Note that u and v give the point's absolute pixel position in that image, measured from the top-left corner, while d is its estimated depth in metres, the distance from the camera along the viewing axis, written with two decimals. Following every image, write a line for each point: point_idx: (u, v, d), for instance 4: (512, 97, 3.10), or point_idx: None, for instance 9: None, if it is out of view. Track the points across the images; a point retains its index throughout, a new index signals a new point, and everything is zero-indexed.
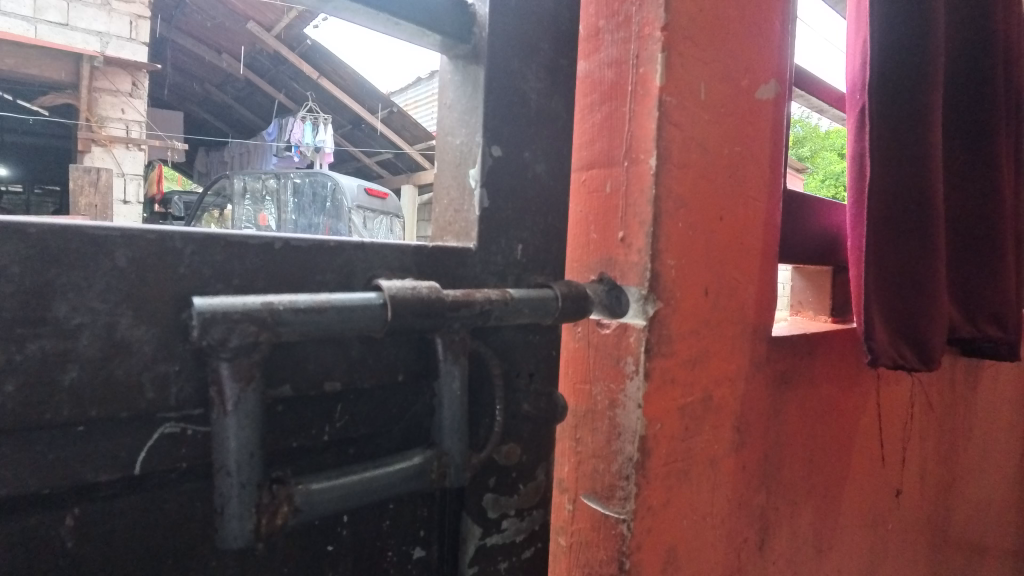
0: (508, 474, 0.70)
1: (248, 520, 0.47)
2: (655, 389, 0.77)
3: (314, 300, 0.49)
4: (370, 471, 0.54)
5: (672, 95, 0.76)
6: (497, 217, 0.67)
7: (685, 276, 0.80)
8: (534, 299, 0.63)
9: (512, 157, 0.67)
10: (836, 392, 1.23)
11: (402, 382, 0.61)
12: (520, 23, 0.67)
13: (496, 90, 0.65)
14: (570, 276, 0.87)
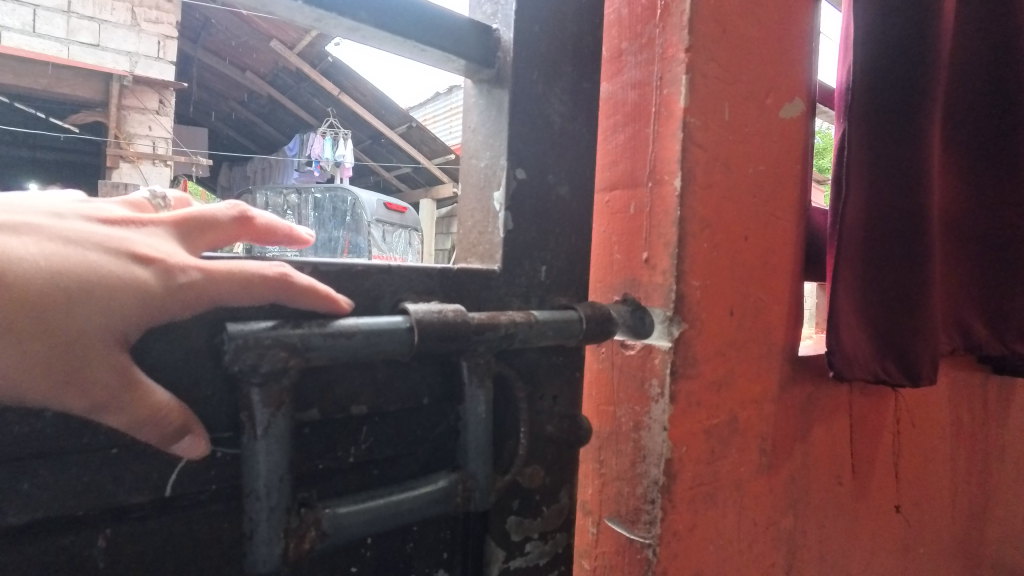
0: (531, 496, 0.70)
1: (277, 544, 0.47)
2: (680, 411, 0.76)
3: (340, 324, 0.49)
4: (397, 495, 0.55)
5: (696, 116, 0.76)
6: (521, 239, 0.67)
7: (710, 297, 0.80)
8: (558, 322, 0.63)
9: (536, 179, 0.68)
10: (866, 412, 1.20)
11: (425, 405, 0.62)
12: (544, 47, 0.68)
13: (519, 114, 0.66)
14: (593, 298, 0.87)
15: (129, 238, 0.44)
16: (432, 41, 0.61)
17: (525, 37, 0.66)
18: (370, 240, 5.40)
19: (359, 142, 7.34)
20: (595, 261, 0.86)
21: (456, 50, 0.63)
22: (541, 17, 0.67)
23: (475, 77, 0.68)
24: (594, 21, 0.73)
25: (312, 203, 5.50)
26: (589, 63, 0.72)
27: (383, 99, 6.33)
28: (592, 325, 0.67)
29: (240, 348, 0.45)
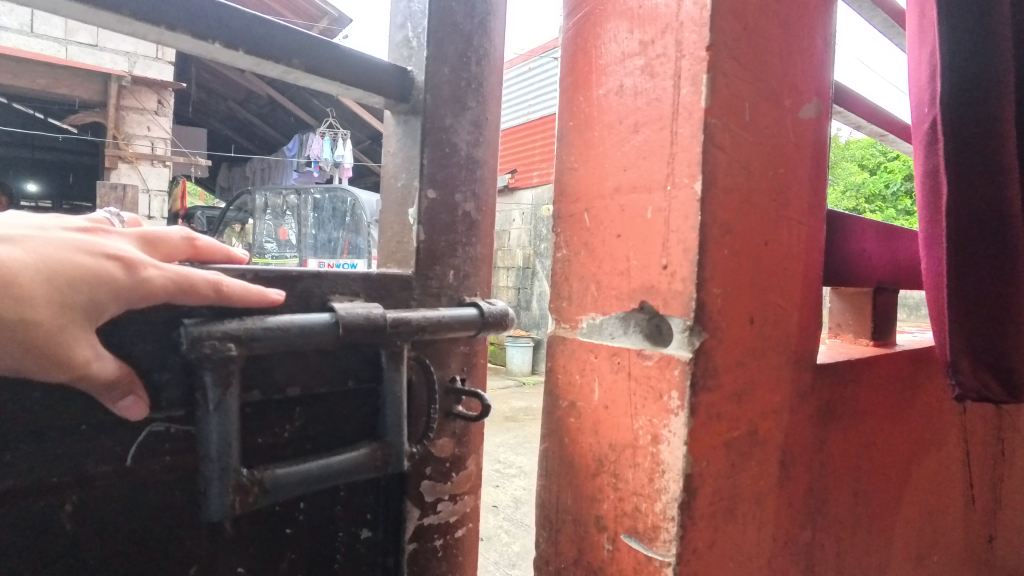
0: (442, 465, 0.82)
1: (227, 498, 0.53)
2: (701, 424, 0.73)
3: (281, 323, 0.58)
4: (328, 459, 0.61)
5: (717, 117, 0.73)
6: (433, 246, 0.79)
7: (730, 305, 0.77)
8: (463, 317, 0.75)
9: (446, 198, 0.81)
10: (880, 419, 1.18)
11: (352, 387, 0.70)
12: (450, 85, 0.80)
13: (431, 143, 0.79)
14: (601, 308, 0.84)
15: (99, 242, 0.52)
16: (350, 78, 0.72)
17: (434, 79, 0.78)
18: (370, 241, 5.38)
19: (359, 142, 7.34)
20: (605, 267, 0.82)
21: (376, 88, 0.75)
22: (449, 61, 0.80)
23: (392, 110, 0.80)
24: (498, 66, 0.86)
25: (311, 204, 5.50)
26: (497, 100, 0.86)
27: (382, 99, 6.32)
28: (490, 318, 0.78)
29: (198, 341, 0.53)
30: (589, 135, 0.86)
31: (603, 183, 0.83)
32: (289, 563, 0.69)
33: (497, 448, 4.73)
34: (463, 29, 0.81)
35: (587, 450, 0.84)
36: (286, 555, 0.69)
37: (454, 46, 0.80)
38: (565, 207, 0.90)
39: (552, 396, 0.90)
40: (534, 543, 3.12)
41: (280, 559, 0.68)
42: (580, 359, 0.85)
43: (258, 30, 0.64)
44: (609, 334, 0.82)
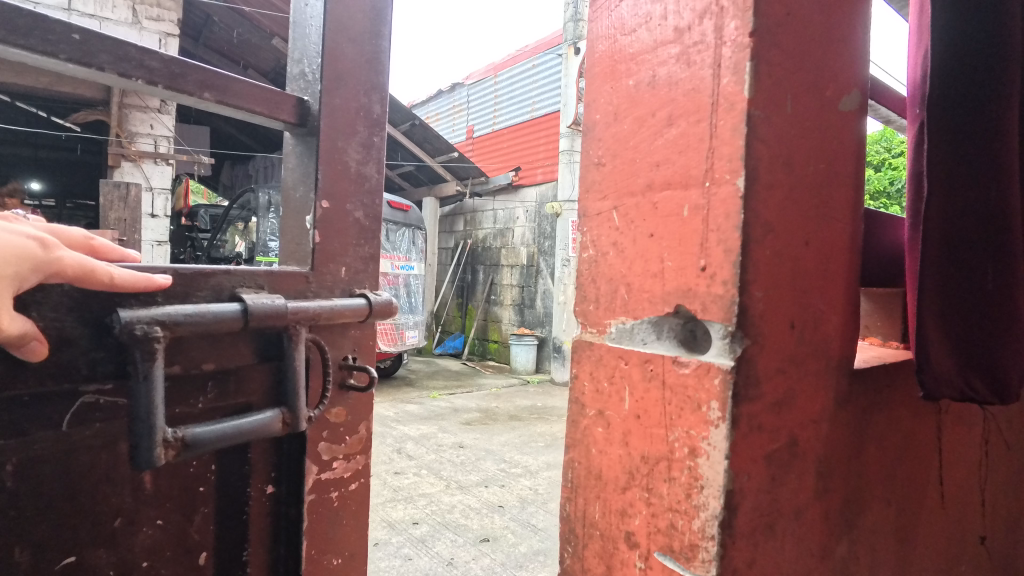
0: (338, 428, 0.93)
1: (154, 450, 0.62)
2: (742, 437, 0.69)
3: (197, 310, 0.67)
4: (239, 421, 0.72)
5: (760, 109, 0.68)
6: (326, 248, 0.90)
7: (770, 309, 0.72)
8: (353, 306, 0.88)
9: (338, 208, 0.92)
10: (911, 423, 1.12)
11: (256, 361, 0.79)
12: (342, 111, 0.92)
13: (326, 161, 0.90)
14: (627, 314, 0.79)
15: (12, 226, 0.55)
16: (254, 107, 0.82)
17: (328, 106, 0.90)
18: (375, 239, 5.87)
19: None
20: (636, 268, 0.77)
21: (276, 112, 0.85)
22: (342, 93, 0.91)
23: (291, 130, 0.90)
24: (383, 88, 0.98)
25: None
26: (380, 121, 0.97)
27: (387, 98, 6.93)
28: (376, 307, 0.92)
29: (129, 324, 0.62)
30: (618, 129, 0.81)
31: (634, 180, 0.78)
32: (203, 516, 0.77)
33: (501, 447, 4.69)
34: (356, 67, 0.93)
35: (616, 463, 0.79)
36: (200, 510, 0.76)
37: (342, 91, 0.92)
38: (591, 204, 0.85)
39: (577, 404, 0.85)
40: (541, 545, 3.07)
41: (194, 513, 0.76)
42: (608, 366, 0.81)
43: (181, 72, 0.74)
44: (640, 340, 0.78)
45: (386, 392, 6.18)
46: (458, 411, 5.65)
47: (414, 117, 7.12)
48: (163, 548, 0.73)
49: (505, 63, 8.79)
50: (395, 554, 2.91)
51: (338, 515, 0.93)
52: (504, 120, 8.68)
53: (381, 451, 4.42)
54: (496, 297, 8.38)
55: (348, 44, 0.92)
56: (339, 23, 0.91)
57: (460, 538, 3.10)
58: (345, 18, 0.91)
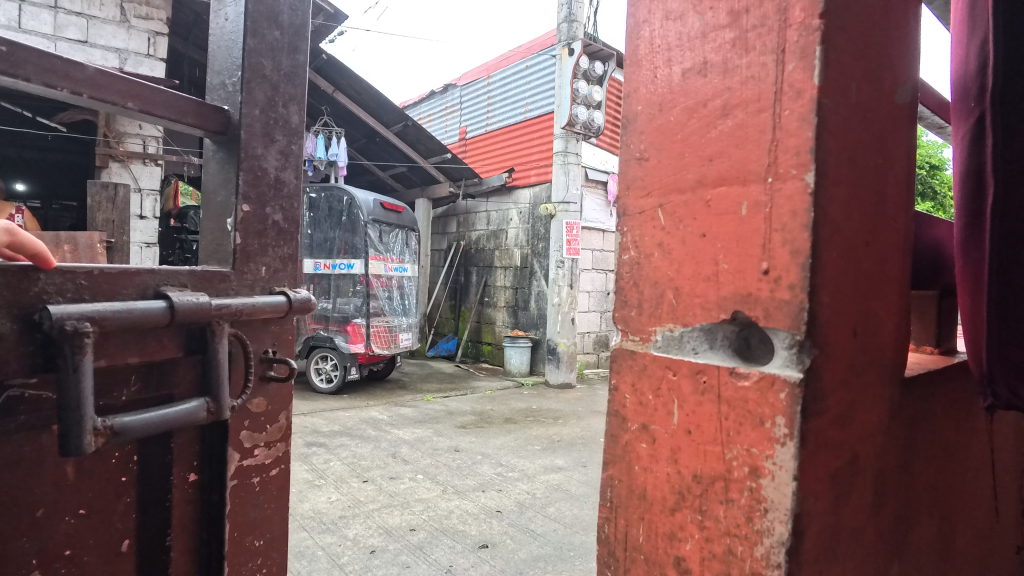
0: (258, 418, 0.98)
1: (84, 437, 0.68)
2: (810, 456, 0.63)
3: (125, 307, 0.73)
4: (165, 410, 0.78)
5: (830, 97, 0.62)
6: (246, 249, 0.96)
7: (837, 315, 0.66)
8: (274, 302, 0.94)
9: (258, 212, 0.98)
10: (953, 432, 1.07)
11: (180, 357, 0.84)
12: (261, 123, 0.98)
13: (246, 167, 0.96)
14: (669, 324, 0.74)
15: None
16: (177, 117, 0.88)
17: (247, 119, 0.96)
18: (366, 241, 5.77)
19: (356, 140, 8.30)
20: (688, 271, 0.71)
21: (196, 117, 0.91)
22: (260, 104, 0.97)
23: (211, 137, 0.96)
24: (300, 101, 1.05)
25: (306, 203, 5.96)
26: (297, 131, 1.05)
27: (377, 97, 7.09)
28: (296, 304, 0.99)
29: (59, 320, 0.66)
30: (665, 120, 0.75)
31: (684, 175, 0.72)
32: (126, 504, 0.80)
33: (497, 451, 4.62)
34: (268, 81, 0.99)
35: (665, 483, 0.73)
36: (123, 500, 0.80)
37: (264, 92, 0.98)
38: (631, 202, 0.79)
39: (618, 417, 0.79)
40: (541, 551, 3.01)
41: (118, 502, 0.79)
42: (654, 377, 0.75)
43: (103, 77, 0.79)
44: (690, 349, 0.72)
45: (380, 395, 6.09)
46: (453, 414, 5.57)
47: (406, 117, 7.25)
48: (86, 537, 0.76)
49: (498, 64, 8.73)
50: (392, 561, 2.83)
51: (258, 498, 0.98)
52: (497, 121, 8.60)
53: (376, 455, 4.33)
54: (489, 299, 8.31)
55: (268, 59, 0.99)
56: (259, 43, 0.98)
57: (459, 545, 3.03)
58: (264, 39, 0.98)
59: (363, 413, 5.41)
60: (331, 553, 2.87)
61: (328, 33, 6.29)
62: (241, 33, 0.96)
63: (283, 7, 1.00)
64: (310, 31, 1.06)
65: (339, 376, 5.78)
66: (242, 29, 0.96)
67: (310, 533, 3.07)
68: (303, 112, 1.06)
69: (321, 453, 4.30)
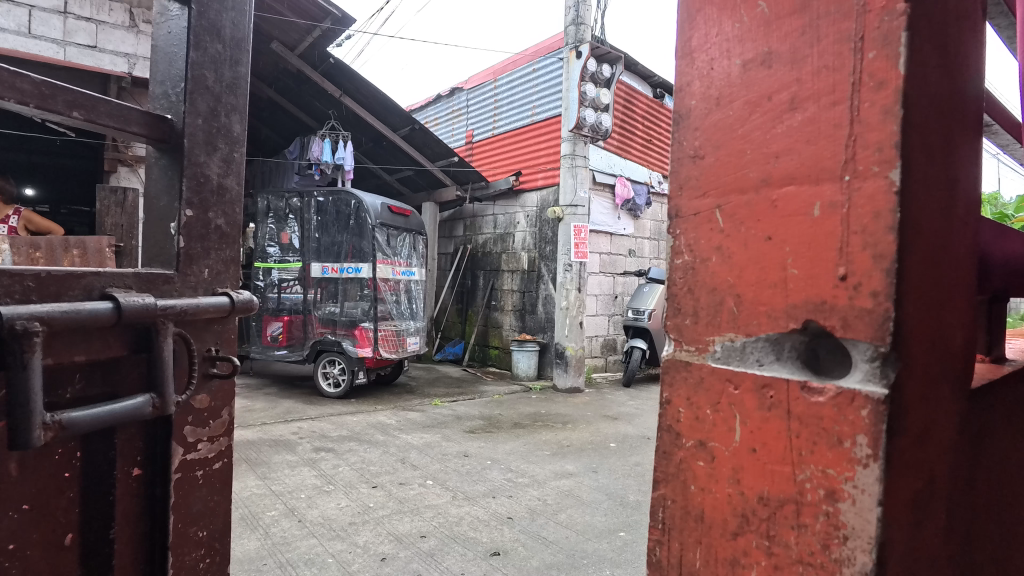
0: (201, 414, 1.03)
1: (38, 433, 0.72)
2: (895, 478, 0.58)
3: (73, 307, 0.75)
4: (113, 406, 0.82)
5: (915, 88, 0.57)
6: (189, 253, 1.00)
7: (918, 325, 0.61)
8: (215, 303, 0.99)
9: (201, 217, 1.02)
10: (1014, 445, 1.01)
11: (124, 355, 0.87)
12: (204, 132, 1.02)
13: (189, 174, 1.00)
14: (714, 338, 0.70)
15: None
16: (123, 127, 0.92)
17: (190, 128, 1.00)
18: (374, 244, 5.75)
19: (363, 144, 8.26)
20: (752, 276, 0.66)
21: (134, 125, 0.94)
22: (202, 114, 1.02)
23: (152, 144, 0.99)
24: (239, 111, 1.09)
25: (315, 207, 5.87)
26: (239, 142, 1.09)
27: (384, 101, 7.12)
28: (238, 305, 1.04)
29: (9, 320, 0.68)
30: (723, 116, 0.70)
31: (746, 175, 0.67)
32: (69, 500, 0.83)
33: (507, 456, 4.56)
34: (211, 92, 1.03)
35: (727, 505, 0.68)
36: (66, 495, 0.83)
37: (207, 102, 1.03)
38: (685, 203, 0.74)
39: (671, 433, 0.74)
40: (553, 558, 2.94)
41: (62, 497, 0.82)
42: (713, 391, 0.70)
43: (50, 93, 0.82)
44: (754, 361, 0.67)
45: (387, 400, 6.03)
46: (461, 419, 5.52)
47: (413, 121, 7.23)
48: (29, 532, 0.78)
49: (504, 67, 8.69)
50: (403, 569, 2.77)
51: (202, 491, 1.03)
52: (504, 124, 8.55)
53: (384, 461, 4.28)
54: (497, 302, 8.25)
55: (210, 71, 1.03)
56: (201, 56, 1.02)
57: (470, 552, 2.98)
58: (206, 52, 1.02)
59: (371, 418, 5.36)
60: (342, 561, 2.82)
61: (335, 37, 6.28)
62: (183, 46, 1.00)
63: (225, 22, 1.05)
64: (252, 44, 1.10)
65: (346, 380, 5.78)
66: (185, 43, 1.00)
67: (319, 540, 3.02)
68: (243, 122, 1.11)
69: (330, 458, 4.25)
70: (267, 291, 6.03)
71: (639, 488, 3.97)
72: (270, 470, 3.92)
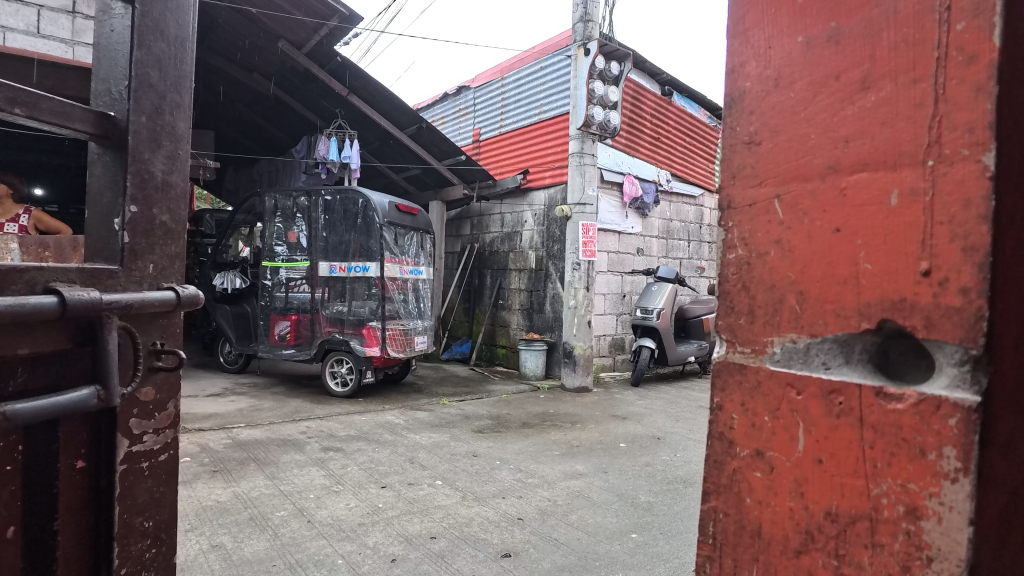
0: (146, 406, 0.90)
1: None
2: (987, 496, 0.52)
3: (13, 300, 0.67)
4: (57, 401, 0.73)
5: (1012, 64, 0.51)
6: (136, 248, 0.89)
7: (1011, 326, 0.55)
8: (162, 297, 0.88)
9: (146, 213, 0.91)
10: None
11: (66, 348, 0.78)
12: (148, 130, 0.91)
13: (132, 171, 0.89)
14: (771, 342, 0.65)
15: None
16: (65, 125, 0.81)
17: (134, 126, 0.89)
18: (381, 243, 5.67)
19: (370, 143, 8.23)
20: (818, 271, 0.61)
21: (70, 123, 0.81)
22: (147, 112, 0.90)
23: (96, 142, 0.88)
24: (182, 114, 0.98)
25: (322, 206, 5.84)
26: (183, 147, 0.98)
27: (390, 100, 7.08)
28: (184, 300, 0.93)
29: None
30: (784, 97, 0.65)
31: (811, 161, 0.62)
32: (9, 493, 0.74)
33: (516, 456, 4.51)
34: (159, 93, 0.92)
35: (788, 520, 0.63)
36: (6, 488, 0.73)
37: (153, 101, 0.91)
38: (737, 193, 0.69)
39: (723, 441, 0.69)
40: (565, 560, 2.89)
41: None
42: (773, 396, 0.64)
43: None
44: (820, 364, 0.62)
45: (395, 399, 5.99)
46: (470, 418, 5.47)
47: (421, 120, 7.18)
48: None
49: (511, 65, 8.62)
50: (413, 571, 2.73)
51: (147, 482, 0.91)
52: (511, 123, 8.49)
53: (393, 461, 4.24)
54: (504, 301, 8.21)
55: (154, 70, 0.91)
56: (146, 55, 0.90)
57: (481, 554, 2.92)
58: (151, 51, 0.91)
59: (379, 417, 5.32)
60: (351, 562, 2.77)
61: (342, 35, 6.24)
62: (126, 45, 0.88)
63: (170, 21, 0.93)
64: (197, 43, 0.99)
65: (355, 379, 5.75)
66: (128, 40, 0.88)
67: (329, 541, 2.97)
68: (186, 126, 0.99)
69: (339, 458, 4.21)
70: (275, 290, 6.00)
71: (650, 489, 3.91)
72: (279, 470, 3.89)
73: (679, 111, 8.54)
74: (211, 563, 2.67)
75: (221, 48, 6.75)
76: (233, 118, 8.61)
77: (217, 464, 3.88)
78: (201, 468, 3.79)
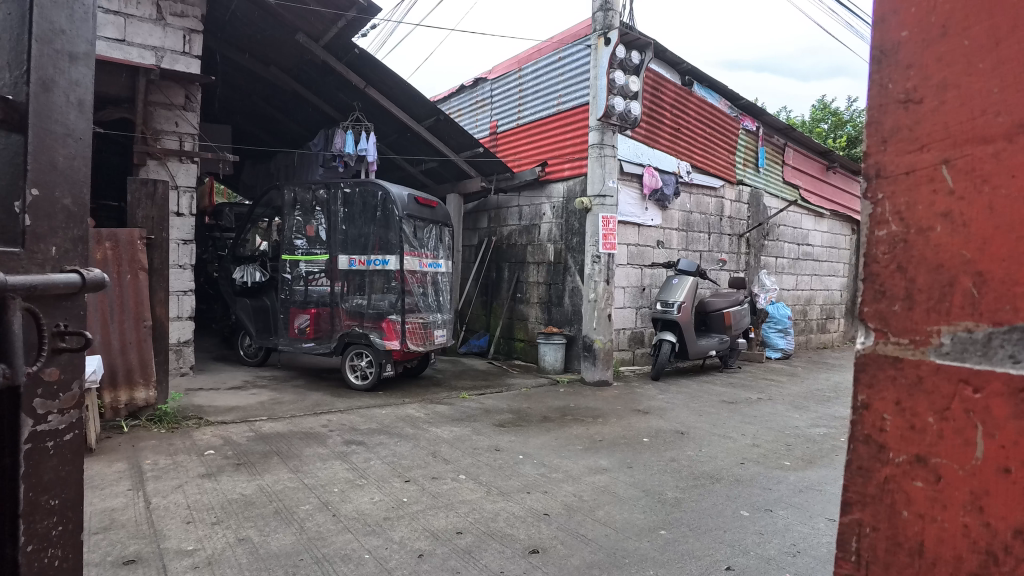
0: (51, 386, 0.84)
1: None
2: None
3: None
4: None
5: None
6: (38, 231, 0.82)
7: None
8: (69, 279, 0.83)
9: (49, 197, 0.83)
10: None
11: None
12: (50, 109, 0.83)
13: (33, 155, 0.81)
14: (940, 335, 0.56)
15: None
16: None
17: (35, 108, 0.81)
18: (401, 236, 5.61)
19: (386, 136, 8.15)
20: (1004, 248, 0.51)
21: None
22: (48, 90, 0.82)
23: None
24: (89, 97, 0.89)
25: (342, 199, 5.78)
26: (84, 135, 0.89)
27: (410, 92, 7.01)
28: (90, 282, 0.86)
29: None
30: (955, 46, 0.56)
31: (993, 121, 0.52)
32: None
33: (539, 450, 4.44)
34: (62, 72, 0.84)
35: (961, 538, 0.54)
36: None
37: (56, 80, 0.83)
38: (891, 160, 0.61)
39: (871, 446, 0.62)
40: (594, 557, 2.81)
41: None
42: (945, 394, 0.55)
43: None
44: (1005, 357, 0.51)
45: (415, 393, 5.93)
46: (490, 412, 5.40)
47: (439, 112, 7.10)
48: None
49: (528, 56, 8.48)
50: (440, 567, 2.66)
51: (56, 462, 0.85)
52: (529, 115, 8.37)
53: (415, 454, 4.18)
54: (522, 295, 8.12)
55: (56, 46, 0.83)
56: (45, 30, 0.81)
57: (509, 550, 2.85)
58: (52, 25, 0.82)
59: (399, 411, 5.27)
60: (378, 557, 2.71)
61: (359, 27, 6.16)
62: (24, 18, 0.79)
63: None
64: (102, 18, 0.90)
65: (374, 372, 5.70)
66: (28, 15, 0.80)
67: (355, 535, 2.92)
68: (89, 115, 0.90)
69: (361, 452, 4.16)
70: (295, 284, 5.97)
71: (677, 485, 3.81)
72: (302, 463, 3.85)
73: (699, 101, 8.37)
74: (238, 556, 2.63)
75: (239, 41, 6.71)
76: (249, 111, 8.58)
77: (240, 457, 3.84)
78: (226, 460, 3.76)
